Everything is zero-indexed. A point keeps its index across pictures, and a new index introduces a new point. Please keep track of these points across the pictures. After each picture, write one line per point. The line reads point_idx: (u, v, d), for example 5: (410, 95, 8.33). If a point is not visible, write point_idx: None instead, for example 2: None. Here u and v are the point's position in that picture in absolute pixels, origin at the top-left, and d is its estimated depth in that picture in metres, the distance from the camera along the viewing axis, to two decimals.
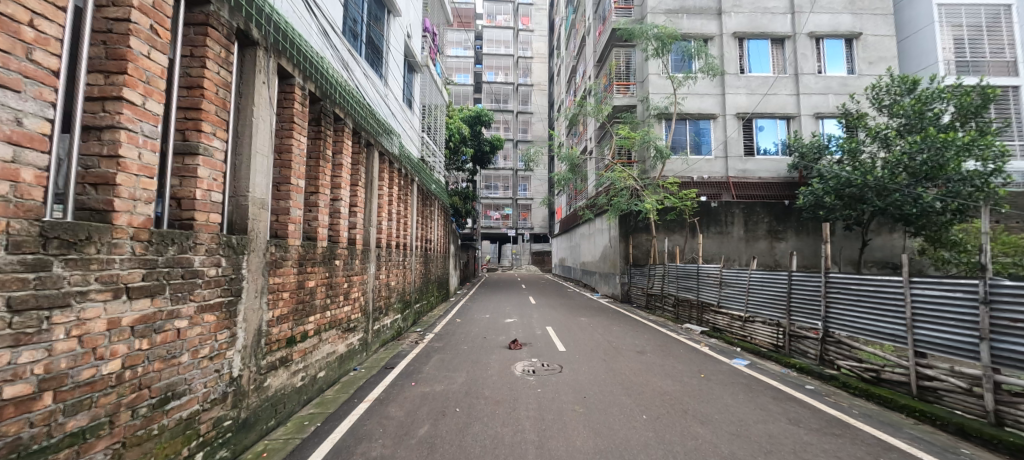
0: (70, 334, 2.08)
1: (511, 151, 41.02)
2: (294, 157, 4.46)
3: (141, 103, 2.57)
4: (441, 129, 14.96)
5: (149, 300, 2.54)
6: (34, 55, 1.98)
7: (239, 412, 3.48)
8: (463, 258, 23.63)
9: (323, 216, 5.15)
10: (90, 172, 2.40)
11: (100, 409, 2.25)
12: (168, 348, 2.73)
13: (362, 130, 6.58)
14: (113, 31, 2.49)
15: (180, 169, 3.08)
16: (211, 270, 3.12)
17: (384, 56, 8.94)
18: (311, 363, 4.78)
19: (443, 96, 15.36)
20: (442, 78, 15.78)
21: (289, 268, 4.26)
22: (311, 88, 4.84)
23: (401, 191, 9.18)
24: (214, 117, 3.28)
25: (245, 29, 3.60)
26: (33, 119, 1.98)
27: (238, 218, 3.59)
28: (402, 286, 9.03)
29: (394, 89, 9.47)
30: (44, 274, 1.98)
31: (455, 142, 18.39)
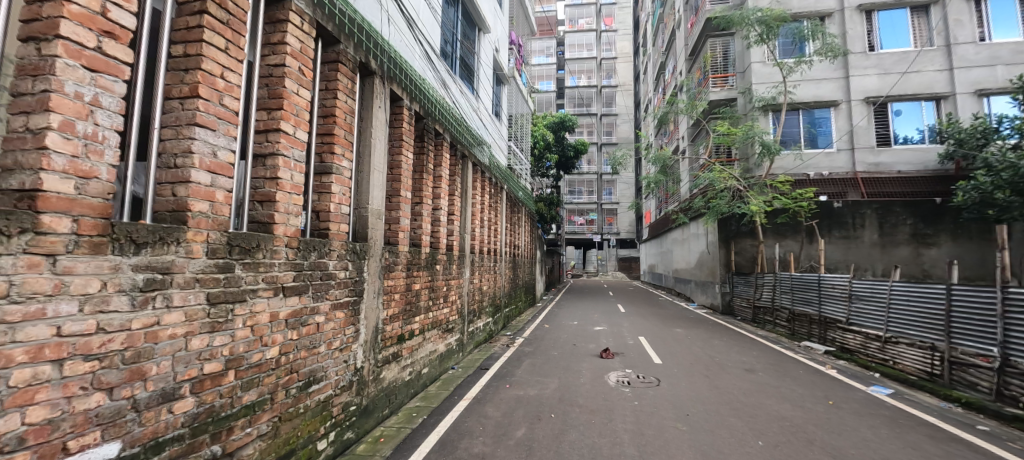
0: (246, 324, 2.53)
1: (595, 155, 40.10)
2: (402, 172, 4.92)
3: (292, 132, 3.07)
4: (526, 137, 15.24)
5: (297, 297, 3.01)
6: (224, 101, 2.47)
7: (361, 400, 3.91)
8: (548, 265, 23.73)
9: (426, 224, 5.59)
10: (258, 192, 2.92)
11: (264, 387, 2.70)
12: (311, 339, 3.19)
13: (458, 144, 7.01)
14: (272, 75, 3.03)
15: (318, 186, 3.59)
16: (341, 273, 3.59)
17: (475, 73, 9.47)
18: (417, 359, 5.21)
19: (528, 104, 15.67)
20: (527, 87, 16.16)
21: (399, 272, 4.71)
22: (416, 108, 5.33)
23: (491, 199, 9.56)
24: (343, 140, 3.77)
25: (364, 61, 4.10)
26: (223, 151, 2.45)
27: (360, 228, 4.06)
28: (493, 290, 9.38)
29: (484, 101, 9.92)
30: (231, 275, 2.41)
31: (540, 149, 18.67)
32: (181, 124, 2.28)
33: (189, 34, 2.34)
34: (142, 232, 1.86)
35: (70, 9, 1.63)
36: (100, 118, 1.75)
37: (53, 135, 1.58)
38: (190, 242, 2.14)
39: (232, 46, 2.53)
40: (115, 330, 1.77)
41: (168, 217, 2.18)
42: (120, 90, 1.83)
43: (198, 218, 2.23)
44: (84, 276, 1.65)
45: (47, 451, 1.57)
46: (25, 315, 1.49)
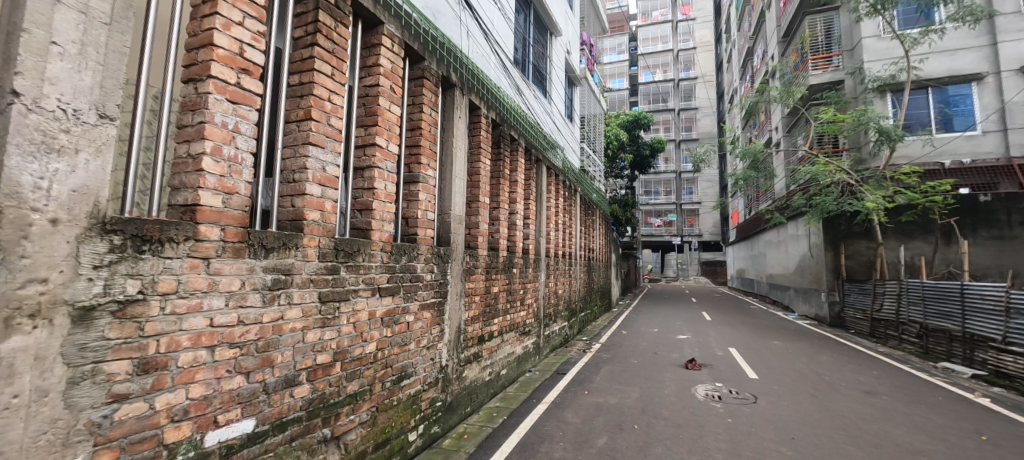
0: (349, 321, 2.80)
1: (673, 153, 37.99)
2: (481, 179, 5.10)
3: (385, 145, 3.35)
4: (599, 137, 14.91)
5: (391, 297, 3.27)
6: (331, 121, 2.76)
7: (446, 396, 4.11)
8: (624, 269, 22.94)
9: (504, 228, 5.73)
10: (357, 201, 3.22)
11: (364, 379, 2.96)
12: (402, 337, 3.43)
13: (533, 148, 7.09)
14: (368, 95, 3.33)
15: (407, 194, 3.85)
16: (428, 275, 3.83)
17: (548, 77, 9.53)
18: (496, 360, 5.35)
19: (600, 104, 15.36)
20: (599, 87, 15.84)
21: (479, 275, 4.88)
22: (493, 116, 5.50)
23: (565, 202, 9.51)
24: (428, 151, 4.00)
25: (446, 75, 4.34)
26: (331, 166, 2.73)
27: (444, 233, 4.29)
28: (568, 294, 9.29)
29: (557, 104, 9.91)
30: (337, 276, 2.69)
31: (613, 149, 18.18)
32: (297, 144, 2.60)
33: (304, 65, 2.67)
34: (270, 238, 2.14)
35: (218, 53, 1.96)
36: (239, 142, 2.06)
37: (207, 159, 1.90)
38: (306, 247, 2.43)
39: (337, 73, 2.83)
40: (251, 322, 2.06)
41: (289, 225, 2.50)
42: (253, 117, 2.14)
43: (312, 226, 2.53)
44: (229, 276, 1.95)
45: (204, 423, 1.85)
46: (188, 307, 1.77)
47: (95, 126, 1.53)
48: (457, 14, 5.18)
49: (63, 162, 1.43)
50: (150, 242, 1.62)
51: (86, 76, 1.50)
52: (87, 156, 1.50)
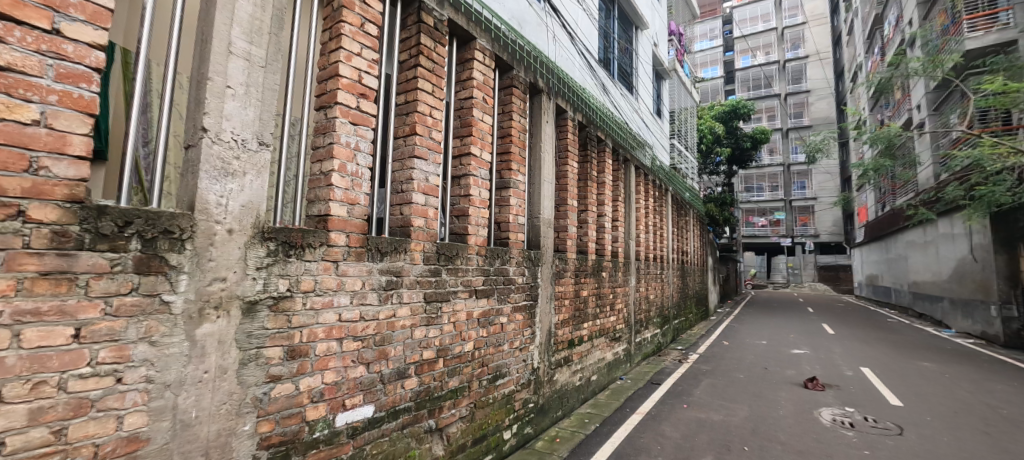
0: (450, 321, 2.98)
1: (779, 143, 33.97)
2: (569, 181, 5.08)
3: (479, 154, 3.51)
4: (691, 132, 13.93)
5: (486, 299, 3.41)
6: (433, 134, 2.98)
7: (537, 398, 4.16)
8: (722, 274, 21.06)
9: (592, 231, 5.64)
10: (455, 207, 3.43)
11: (463, 375, 3.12)
12: (496, 337, 3.55)
13: (620, 149, 6.85)
14: (463, 107, 3.54)
15: (499, 199, 3.98)
16: (520, 278, 3.92)
17: (633, 73, 9.15)
18: (587, 366, 5.28)
19: (692, 96, 14.35)
20: (690, 78, 14.81)
21: (568, 279, 4.86)
22: (579, 118, 5.44)
23: (655, 203, 9.03)
24: (518, 157, 4.10)
25: (533, 82, 4.41)
26: (433, 175, 2.95)
27: (534, 237, 4.35)
28: (660, 300, 8.79)
29: (644, 100, 9.50)
30: (439, 278, 2.89)
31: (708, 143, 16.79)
32: (404, 158, 2.85)
33: (409, 85, 2.93)
34: (384, 243, 2.38)
35: (342, 82, 2.25)
36: (360, 159, 2.32)
37: (335, 176, 2.18)
38: (413, 251, 2.65)
39: (437, 89, 3.05)
40: (370, 318, 2.32)
41: (398, 231, 2.75)
42: (370, 136, 2.39)
43: (418, 231, 2.75)
44: (353, 276, 2.22)
45: (335, 405, 2.12)
46: (323, 304, 2.05)
47: (256, 152, 1.85)
48: (541, 20, 5.23)
49: (235, 183, 1.75)
50: (295, 247, 1.92)
51: (249, 111, 1.83)
52: (251, 177, 1.82)
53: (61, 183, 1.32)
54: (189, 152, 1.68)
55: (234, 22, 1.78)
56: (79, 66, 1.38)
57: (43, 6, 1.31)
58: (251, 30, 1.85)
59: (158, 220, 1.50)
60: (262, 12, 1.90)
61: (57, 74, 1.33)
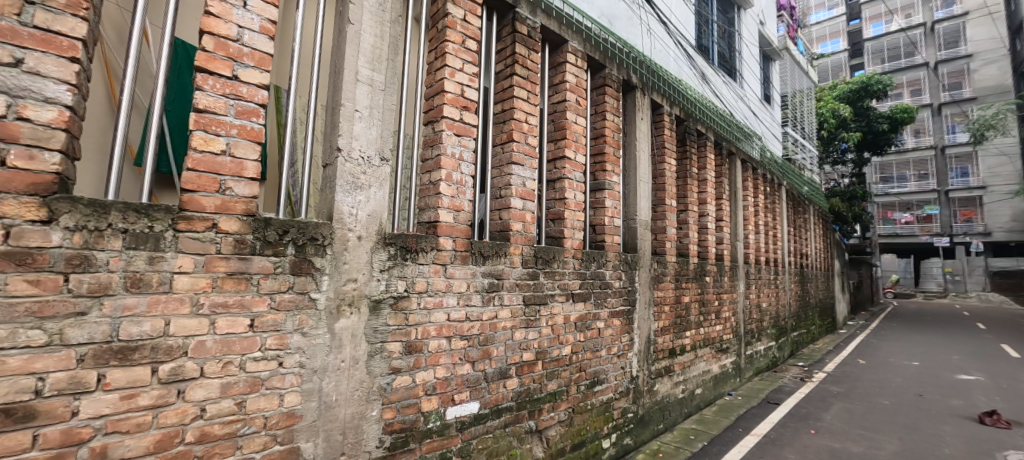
0: (548, 324, 3.00)
1: (929, 122, 28.24)
2: (667, 180, 4.79)
3: (574, 157, 3.49)
4: (809, 117, 12.23)
5: (583, 303, 3.37)
6: (529, 140, 3.03)
7: (637, 408, 3.98)
8: (853, 280, 18.05)
9: (694, 233, 5.23)
10: (551, 211, 3.45)
11: (562, 379, 3.13)
12: (594, 343, 3.49)
13: (723, 141, 6.25)
14: (556, 110, 3.56)
15: (594, 202, 3.89)
16: (617, 282, 3.80)
17: (737, 57, 8.32)
18: (690, 378, 4.91)
19: (808, 76, 12.62)
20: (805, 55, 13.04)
21: (668, 284, 4.58)
22: (677, 112, 5.11)
23: (767, 199, 8.08)
24: (614, 157, 3.97)
25: (626, 79, 4.26)
26: (530, 180, 2.99)
27: (630, 239, 4.19)
28: (775, 309, 7.83)
29: (749, 85, 8.60)
30: (537, 281, 2.93)
31: (830, 128, 14.52)
32: (502, 164, 2.95)
33: (505, 94, 3.04)
34: (486, 247, 2.50)
35: (447, 97, 2.41)
36: (464, 168, 2.46)
37: (442, 184, 2.34)
38: (512, 254, 2.73)
39: (532, 95, 3.11)
40: (475, 319, 2.44)
41: (498, 235, 2.85)
42: (472, 145, 2.52)
43: (516, 235, 2.83)
44: (459, 278, 2.35)
45: (445, 399, 2.27)
46: (434, 304, 2.21)
47: (378, 167, 2.06)
48: (634, 12, 5.02)
49: (362, 195, 1.98)
50: (410, 251, 2.11)
51: (373, 129, 2.05)
52: (375, 188, 2.04)
53: (241, 200, 1.61)
54: (327, 170, 1.94)
55: (360, 52, 2.03)
56: (251, 103, 1.68)
57: (226, 57, 1.62)
58: (373, 58, 2.08)
59: (307, 229, 1.76)
60: (381, 41, 2.12)
61: (236, 111, 1.64)
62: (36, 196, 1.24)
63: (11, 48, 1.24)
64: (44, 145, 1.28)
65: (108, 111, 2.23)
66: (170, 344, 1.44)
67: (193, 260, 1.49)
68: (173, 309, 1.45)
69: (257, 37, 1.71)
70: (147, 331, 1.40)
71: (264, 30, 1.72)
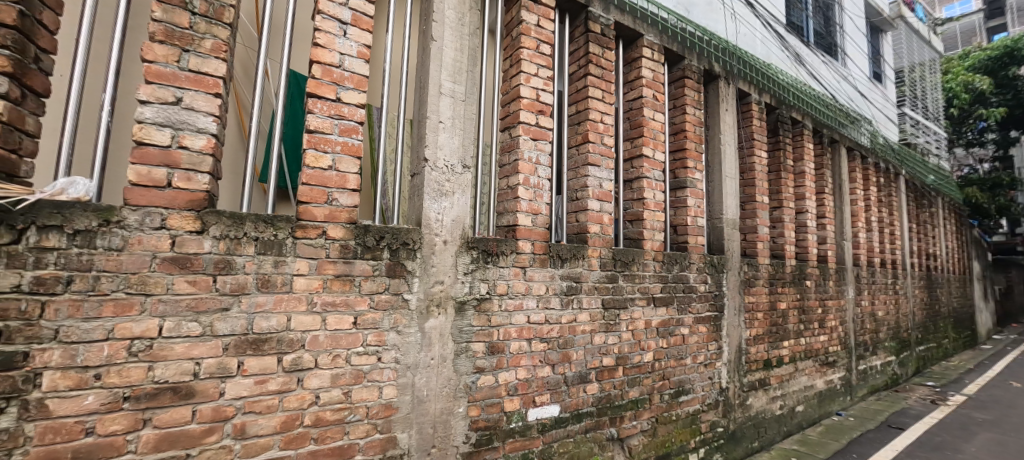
0: (628, 328, 2.91)
1: None
2: (758, 175, 4.40)
3: (652, 155, 3.35)
4: (934, 93, 10.48)
5: (665, 308, 3.22)
6: (605, 140, 2.97)
7: (728, 423, 3.70)
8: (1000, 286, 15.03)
9: (790, 232, 4.73)
10: (629, 212, 3.35)
11: (644, 387, 3.01)
12: (678, 350, 3.31)
13: (825, 128, 5.56)
14: (632, 108, 3.45)
15: (674, 201, 3.70)
16: (702, 286, 3.57)
17: (837, 33, 7.39)
18: (790, 393, 4.45)
19: (931, 46, 10.84)
20: (927, 22, 11.22)
21: (762, 288, 4.20)
22: (767, 100, 4.67)
23: (881, 192, 7.06)
24: (696, 153, 3.74)
25: (708, 68, 4.00)
26: (607, 181, 2.93)
27: (716, 240, 3.91)
28: (895, 318, 6.81)
29: (854, 63, 7.61)
30: (616, 284, 2.86)
31: (963, 105, 12.30)
32: (578, 166, 2.93)
33: (580, 95, 3.02)
34: (564, 250, 2.49)
35: (524, 102, 2.46)
36: (541, 171, 2.49)
37: (521, 188, 2.39)
38: (590, 257, 2.70)
39: (607, 94, 3.05)
40: (554, 322, 2.44)
41: (575, 238, 2.83)
42: (548, 148, 2.54)
43: (594, 238, 2.78)
44: (539, 281, 2.38)
45: (527, 400, 2.31)
46: (515, 306, 2.26)
47: (460, 174, 2.16)
48: None
49: (447, 201, 2.08)
50: (491, 255, 2.18)
51: (455, 139, 2.16)
52: (458, 195, 2.13)
53: (345, 210, 1.79)
54: (416, 179, 2.08)
55: (442, 68, 2.15)
56: (352, 122, 1.85)
57: (331, 82, 1.81)
58: (454, 71, 2.19)
59: (399, 234, 1.90)
60: (461, 55, 2.23)
61: (340, 129, 1.82)
62: (192, 210, 1.49)
63: (173, 89, 1.50)
64: (197, 169, 1.53)
65: (241, 141, 2.60)
66: (292, 337, 1.64)
67: (308, 264, 1.68)
68: (293, 306, 1.65)
69: (355, 61, 1.88)
70: (274, 325, 1.61)
71: (360, 54, 1.90)
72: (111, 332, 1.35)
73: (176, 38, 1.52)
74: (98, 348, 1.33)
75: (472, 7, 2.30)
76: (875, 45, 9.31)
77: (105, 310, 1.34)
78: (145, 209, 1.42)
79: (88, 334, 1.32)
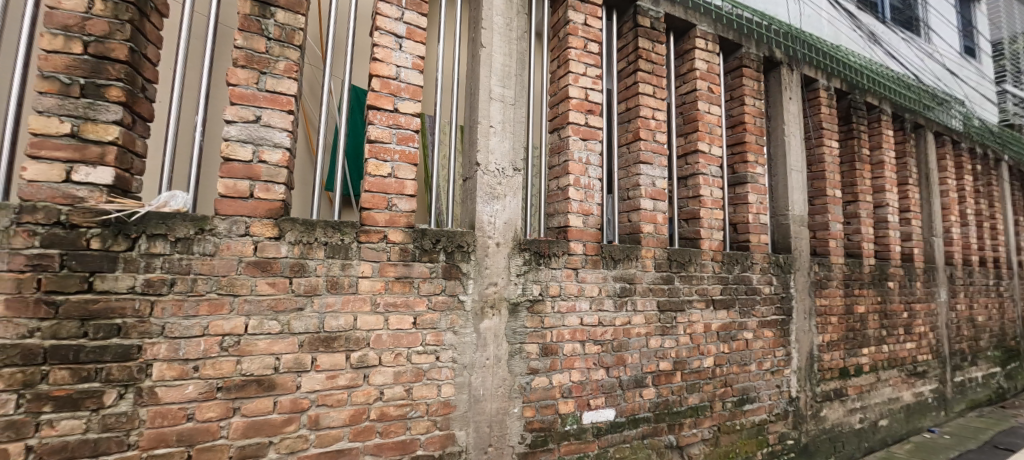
0: (686, 332, 2.80)
1: None
2: (829, 167, 4.07)
3: (708, 150, 3.20)
4: None
5: (726, 311, 3.06)
6: (657, 137, 2.88)
7: (799, 435, 3.44)
8: None
9: (868, 228, 4.33)
10: (684, 210, 3.22)
11: (704, 393, 2.88)
12: (741, 355, 3.13)
13: (908, 112, 5.02)
14: (686, 102, 3.32)
15: (733, 198, 3.51)
16: (767, 288, 3.35)
17: (918, 6, 6.68)
18: (871, 405, 4.06)
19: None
20: None
21: (835, 290, 3.87)
22: (837, 85, 4.31)
23: (979, 181, 6.27)
24: (757, 146, 3.53)
25: (769, 55, 3.76)
26: (660, 179, 2.84)
27: (782, 238, 3.66)
28: (999, 324, 6.00)
29: (940, 39, 6.84)
30: (672, 286, 2.76)
31: None
32: (629, 165, 2.87)
33: (629, 92, 2.95)
34: (617, 251, 2.45)
35: (573, 103, 2.45)
36: (591, 171, 2.46)
37: (571, 189, 2.37)
38: (644, 258, 2.63)
39: (659, 89, 2.96)
40: (608, 324, 2.40)
41: (628, 238, 2.77)
42: (599, 148, 2.50)
43: (648, 238, 2.71)
44: (591, 283, 2.35)
45: (581, 403, 2.28)
46: (567, 308, 2.25)
47: (512, 177, 2.19)
48: None
49: (500, 204, 2.12)
50: (544, 256, 2.19)
51: (506, 142, 2.19)
52: (510, 197, 2.16)
53: (403, 215, 1.87)
54: (469, 183, 2.14)
55: (492, 73, 2.19)
56: (408, 130, 1.93)
57: (389, 94, 1.91)
58: (503, 76, 2.22)
59: (454, 237, 1.96)
60: (510, 59, 2.26)
61: (398, 138, 1.91)
62: (270, 218, 1.63)
63: (253, 109, 1.65)
64: (275, 180, 1.66)
65: (310, 156, 2.82)
66: (358, 336, 1.74)
67: (371, 266, 1.78)
68: (359, 307, 1.75)
69: (410, 72, 1.97)
70: (342, 324, 1.71)
71: (415, 65, 1.98)
72: (206, 329, 1.51)
73: (254, 62, 1.67)
74: (195, 343, 1.49)
75: (519, 11, 2.33)
76: (966, 17, 8.31)
77: (201, 309, 1.50)
78: (232, 218, 1.57)
79: (188, 330, 1.48)
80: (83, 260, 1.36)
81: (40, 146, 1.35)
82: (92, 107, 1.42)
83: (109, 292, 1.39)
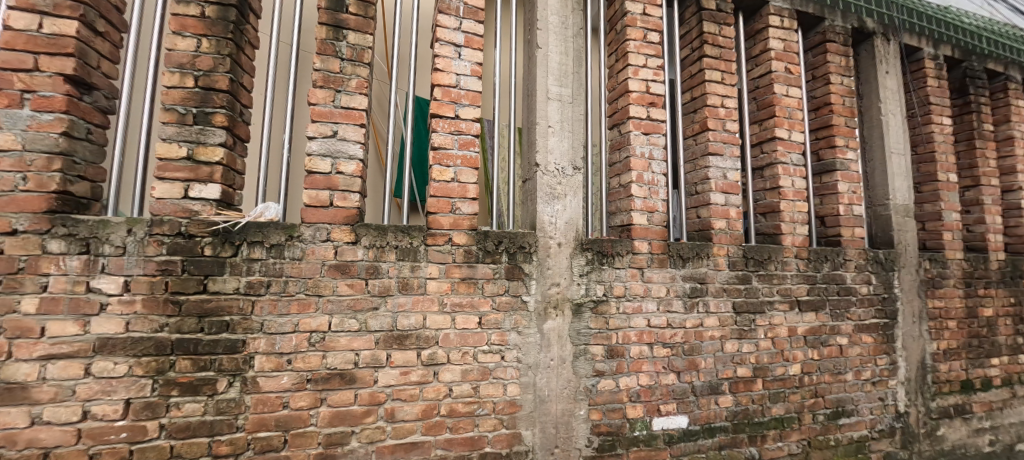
0: (767, 336, 2.59)
1: None
2: (939, 148, 3.55)
3: (787, 136, 2.94)
4: None
5: (814, 313, 2.79)
6: (727, 126, 2.70)
7: (910, 455, 3.03)
8: None
9: (994, 217, 3.71)
10: (761, 204, 2.99)
11: (791, 403, 2.64)
12: (835, 363, 2.83)
13: None
14: (760, 86, 3.08)
15: (819, 188, 3.19)
16: (864, 288, 3.00)
17: None
18: (1004, 426, 3.46)
19: None
20: None
21: (952, 290, 3.36)
22: (947, 52, 3.74)
23: None
24: (847, 129, 3.17)
25: (858, 26, 3.36)
26: (732, 171, 2.65)
27: (881, 231, 3.26)
28: None
29: None
30: (750, 285, 2.57)
31: None
32: (697, 157, 2.71)
33: (694, 80, 2.80)
34: (685, 249, 2.34)
35: (633, 96, 2.37)
36: (655, 167, 2.37)
37: (634, 186, 2.30)
38: (716, 256, 2.48)
39: (728, 74, 2.77)
40: (678, 326, 2.30)
41: (697, 235, 2.62)
42: (663, 142, 2.40)
43: (719, 234, 2.54)
44: (658, 283, 2.27)
45: (651, 408, 2.20)
46: (633, 309, 2.18)
47: (572, 176, 2.17)
48: None
49: (560, 204, 2.11)
50: (606, 256, 2.15)
51: (565, 142, 2.18)
52: (571, 196, 2.15)
53: (467, 218, 1.93)
54: (529, 183, 2.16)
55: (549, 73, 2.20)
56: (469, 135, 1.99)
57: (450, 101, 1.99)
58: (560, 75, 2.22)
59: (516, 238, 1.99)
60: (566, 58, 2.25)
61: (460, 144, 1.97)
62: (348, 224, 1.76)
63: (330, 125, 1.81)
64: (351, 189, 1.80)
65: (379, 166, 3.01)
66: (428, 335, 1.83)
67: (438, 268, 1.86)
68: (427, 307, 1.84)
69: (469, 79, 2.03)
70: (414, 323, 1.81)
71: (474, 72, 2.04)
72: (297, 326, 1.67)
73: (331, 82, 1.82)
74: (289, 338, 1.66)
75: (574, 8, 2.31)
76: None
77: (292, 308, 1.67)
78: (316, 226, 1.72)
79: (282, 327, 1.65)
80: (198, 265, 1.58)
81: (165, 169, 1.59)
82: (203, 133, 1.64)
83: (219, 292, 1.59)
